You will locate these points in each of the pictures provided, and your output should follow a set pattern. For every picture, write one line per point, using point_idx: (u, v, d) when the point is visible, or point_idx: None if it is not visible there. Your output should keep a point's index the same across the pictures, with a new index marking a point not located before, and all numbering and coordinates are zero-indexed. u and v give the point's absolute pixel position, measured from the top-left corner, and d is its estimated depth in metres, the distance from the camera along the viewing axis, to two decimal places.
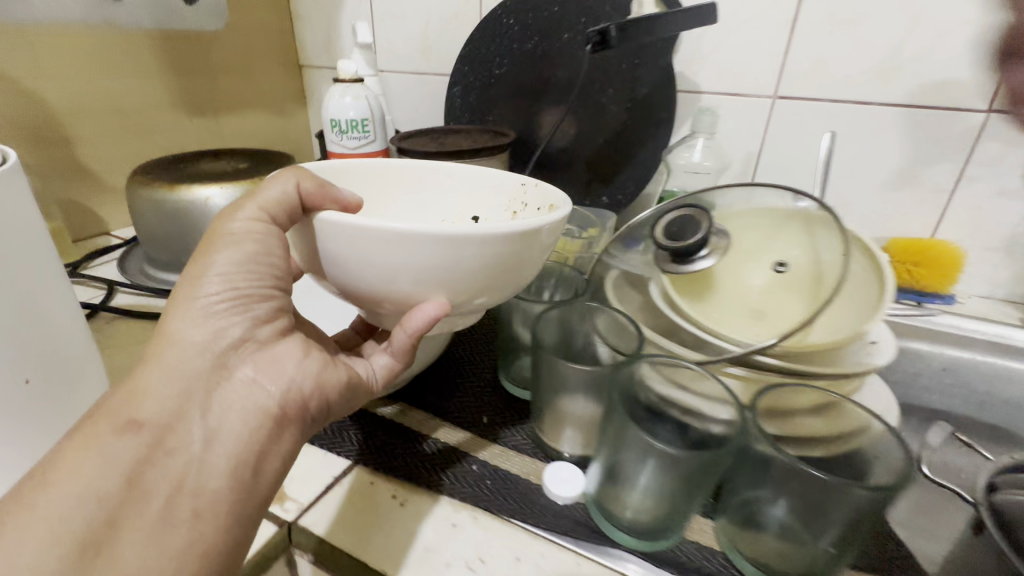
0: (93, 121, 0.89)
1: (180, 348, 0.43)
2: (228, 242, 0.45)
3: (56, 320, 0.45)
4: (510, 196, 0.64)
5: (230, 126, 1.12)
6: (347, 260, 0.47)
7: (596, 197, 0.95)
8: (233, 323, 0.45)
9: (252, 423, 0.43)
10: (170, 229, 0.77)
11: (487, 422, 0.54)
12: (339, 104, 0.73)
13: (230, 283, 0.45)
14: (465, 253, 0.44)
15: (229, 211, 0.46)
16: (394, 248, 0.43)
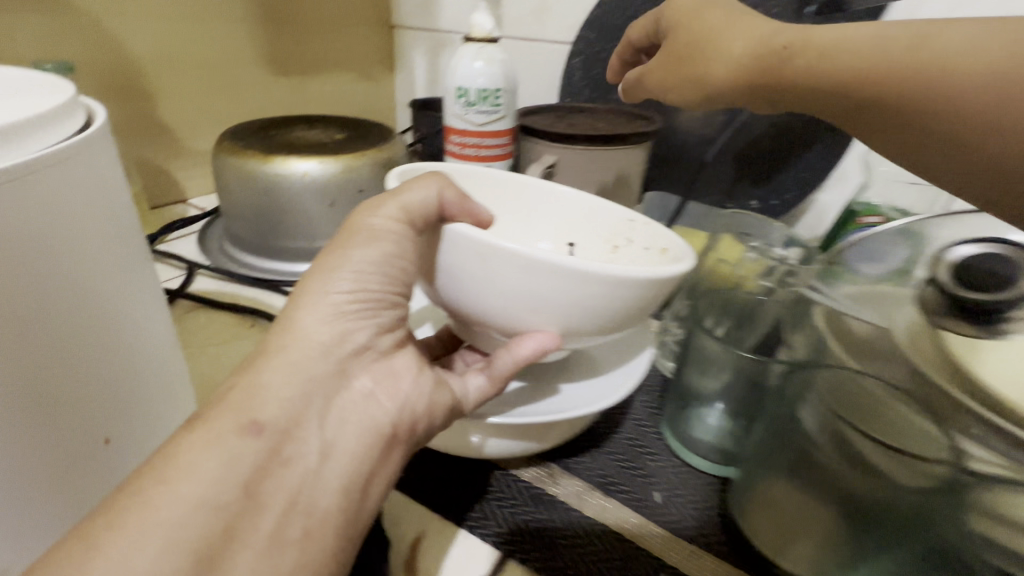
0: (176, 74, 0.80)
1: (299, 346, 0.29)
2: (367, 239, 0.31)
3: (149, 338, 0.33)
4: (610, 224, 0.47)
5: (313, 91, 1.00)
6: (465, 283, 0.35)
7: (742, 199, 0.75)
8: (360, 326, 0.31)
9: (369, 445, 0.30)
10: (258, 208, 0.66)
11: (661, 501, 0.41)
12: (468, 70, 0.62)
13: (364, 288, 0.31)
14: (604, 294, 0.34)
15: (368, 206, 0.33)
16: (520, 280, 0.33)
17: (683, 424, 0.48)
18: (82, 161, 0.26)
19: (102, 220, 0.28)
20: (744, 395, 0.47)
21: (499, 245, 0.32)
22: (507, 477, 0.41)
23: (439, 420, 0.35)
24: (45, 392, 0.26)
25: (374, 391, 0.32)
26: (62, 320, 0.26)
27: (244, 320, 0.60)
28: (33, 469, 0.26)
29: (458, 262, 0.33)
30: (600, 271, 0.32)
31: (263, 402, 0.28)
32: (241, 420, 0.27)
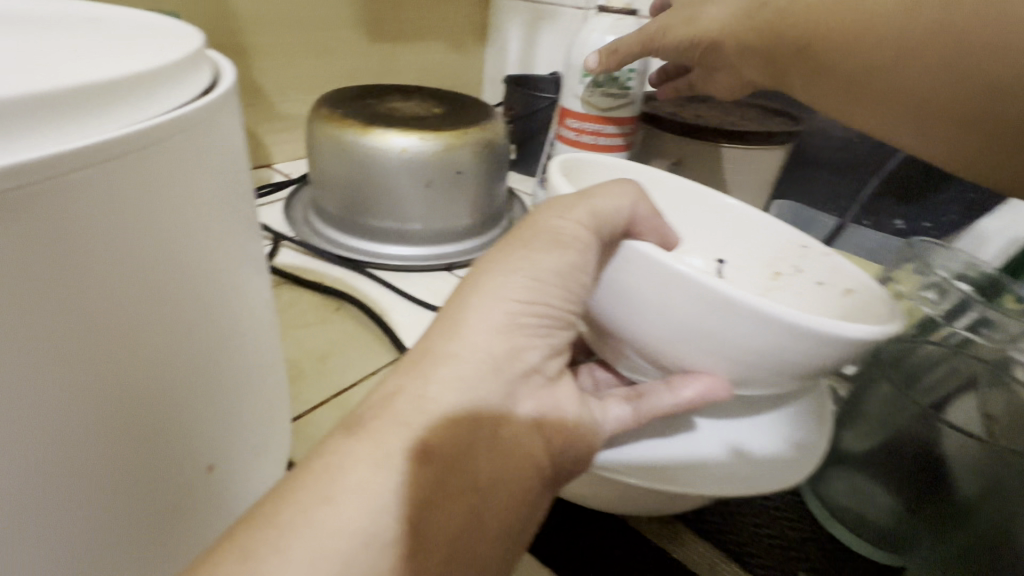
0: (277, 34, 0.76)
1: (471, 356, 0.23)
2: (551, 244, 0.26)
3: (259, 337, 0.27)
4: (776, 244, 0.37)
5: (406, 60, 0.94)
6: (631, 308, 0.28)
7: (884, 216, 0.59)
8: (533, 343, 0.25)
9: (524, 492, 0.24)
10: (351, 180, 0.61)
11: None
12: (600, 45, 0.55)
13: (542, 299, 0.25)
14: (806, 352, 0.25)
15: (552, 206, 0.28)
16: (705, 319, 0.25)
17: (826, 486, 0.40)
18: (212, 127, 0.22)
19: (222, 194, 0.23)
20: (906, 471, 0.38)
21: (683, 271, 0.25)
22: (631, 530, 0.35)
23: (584, 460, 0.27)
24: (145, 397, 0.20)
25: (541, 421, 0.25)
26: (167, 310, 0.20)
27: (331, 302, 0.56)
28: (123, 496, 0.20)
29: (628, 281, 0.27)
30: (810, 323, 0.24)
31: (434, 422, 0.22)
32: (410, 440, 0.21)
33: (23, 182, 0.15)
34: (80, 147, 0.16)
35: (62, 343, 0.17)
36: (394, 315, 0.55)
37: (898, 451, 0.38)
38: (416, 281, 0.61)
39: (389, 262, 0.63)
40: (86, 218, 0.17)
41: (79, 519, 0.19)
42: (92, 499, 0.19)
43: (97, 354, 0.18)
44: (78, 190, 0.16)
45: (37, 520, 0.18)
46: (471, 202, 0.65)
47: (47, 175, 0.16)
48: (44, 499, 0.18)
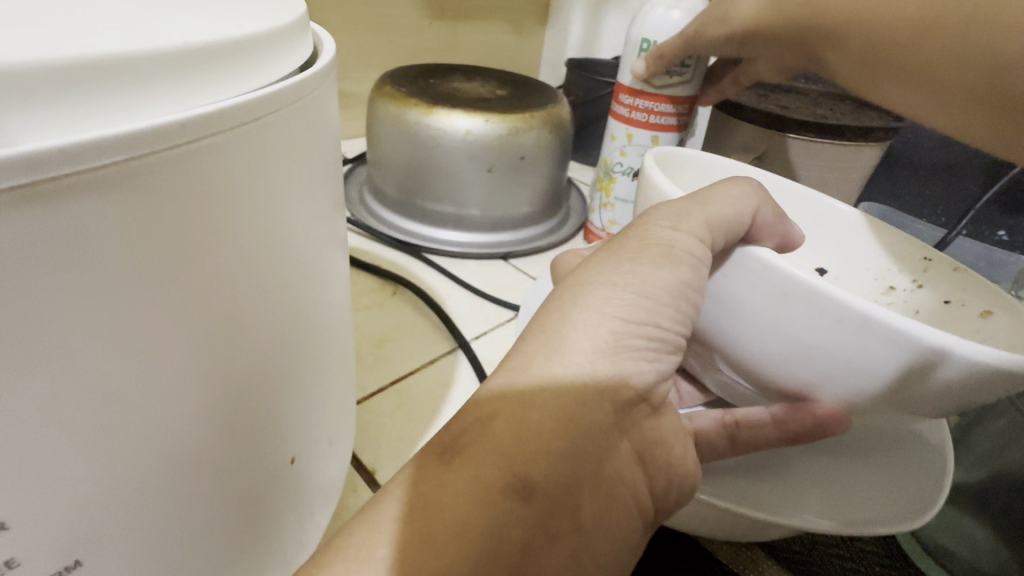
0: (342, 10, 0.74)
1: (572, 381, 0.21)
2: (662, 258, 0.23)
3: (336, 328, 0.26)
4: (896, 254, 0.34)
5: (465, 39, 0.92)
6: (741, 324, 0.25)
7: (986, 227, 0.53)
8: (640, 369, 0.22)
9: (625, 537, 0.22)
10: (411, 161, 0.60)
11: None
12: (661, 21, 0.51)
13: (651, 320, 0.22)
14: (955, 387, 0.21)
15: (664, 211, 0.25)
16: (836, 341, 0.22)
17: None
18: (313, 104, 0.21)
19: (316, 176, 0.22)
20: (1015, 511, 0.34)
21: (806, 282, 0.22)
22: (704, 552, 0.32)
23: (683, 498, 0.24)
24: (243, 382, 0.19)
25: (644, 459, 0.23)
26: (258, 296, 0.19)
27: (387, 286, 0.55)
28: (218, 491, 0.20)
29: (737, 291, 0.25)
30: (979, 354, 0.20)
31: (534, 457, 0.19)
32: (506, 477, 0.19)
33: (148, 150, 0.14)
34: (202, 115, 0.15)
35: (176, 321, 0.16)
36: (450, 305, 0.53)
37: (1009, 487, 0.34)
38: (473, 269, 0.60)
39: (442, 247, 0.61)
40: (203, 192, 0.16)
41: (179, 510, 0.18)
42: (191, 491, 0.19)
43: (197, 339, 0.17)
44: (196, 161, 0.16)
45: (141, 509, 0.17)
46: (532, 190, 0.62)
47: (156, 144, 0.14)
48: (150, 487, 0.17)
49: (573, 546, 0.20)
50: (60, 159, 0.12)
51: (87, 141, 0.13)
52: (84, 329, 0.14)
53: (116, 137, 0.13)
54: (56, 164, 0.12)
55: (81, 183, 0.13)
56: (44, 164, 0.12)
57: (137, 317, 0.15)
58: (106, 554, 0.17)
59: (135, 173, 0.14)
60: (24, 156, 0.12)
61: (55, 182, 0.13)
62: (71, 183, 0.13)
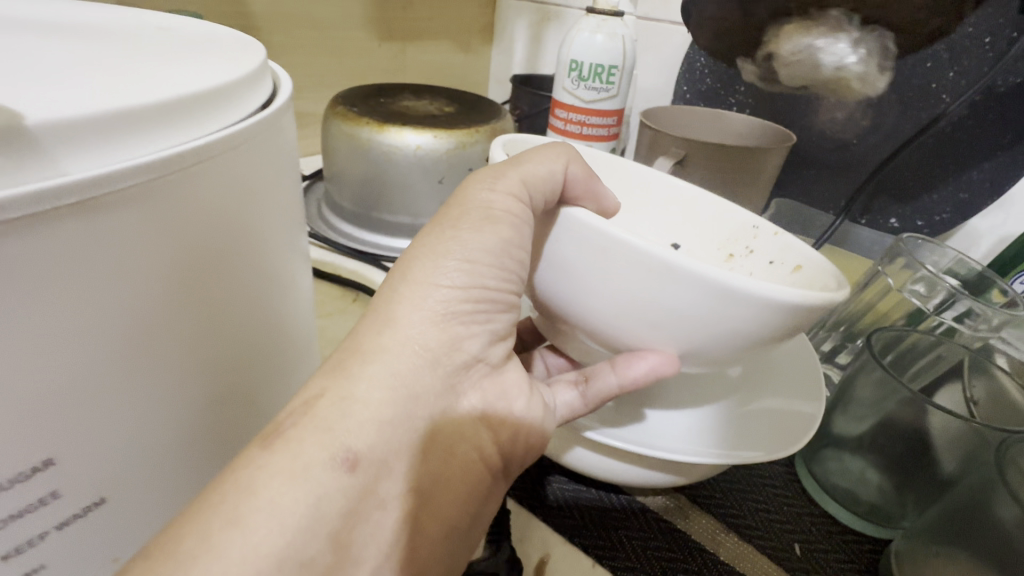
0: (293, 34, 0.77)
1: (401, 351, 0.24)
2: (483, 221, 0.27)
3: (302, 326, 0.29)
4: (735, 227, 0.39)
5: (415, 60, 0.96)
6: (571, 284, 0.28)
7: (879, 215, 0.61)
8: (470, 332, 0.27)
9: (478, 483, 0.27)
10: (367, 178, 0.63)
11: (801, 552, 0.37)
12: (587, 45, 0.57)
13: (476, 282, 0.26)
14: (746, 320, 0.25)
15: (485, 176, 0.28)
16: (645, 288, 0.25)
17: (822, 467, 0.42)
18: (280, 133, 0.24)
19: (280, 190, 0.24)
20: (893, 450, 0.40)
21: (616, 238, 0.25)
22: (633, 506, 0.37)
23: (534, 449, 0.30)
24: (221, 369, 0.22)
25: (487, 417, 0.27)
26: (241, 290, 0.22)
27: (346, 293, 0.59)
28: (190, 467, 0.22)
29: (567, 253, 0.27)
30: (751, 289, 0.24)
31: (359, 427, 0.23)
32: (333, 452, 0.22)
33: (169, 170, 0.17)
34: (200, 145, 0.18)
35: (174, 319, 0.19)
36: None
37: (886, 432, 0.40)
38: None
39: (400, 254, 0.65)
40: (202, 203, 0.19)
41: (162, 480, 0.21)
42: (165, 470, 0.21)
43: (192, 327, 0.20)
44: (201, 177, 0.18)
45: (129, 483, 0.19)
46: None
47: (183, 163, 0.17)
48: (149, 455, 0.20)
49: (411, 498, 0.24)
50: (102, 182, 0.15)
51: (119, 168, 0.15)
52: (110, 324, 0.17)
53: (135, 166, 0.16)
54: (101, 185, 0.15)
55: (115, 200, 0.16)
56: (94, 184, 0.15)
57: (142, 314, 0.18)
58: (80, 529, 0.19)
59: (165, 186, 0.17)
60: (71, 183, 0.14)
61: (98, 199, 0.15)
62: (108, 200, 0.15)
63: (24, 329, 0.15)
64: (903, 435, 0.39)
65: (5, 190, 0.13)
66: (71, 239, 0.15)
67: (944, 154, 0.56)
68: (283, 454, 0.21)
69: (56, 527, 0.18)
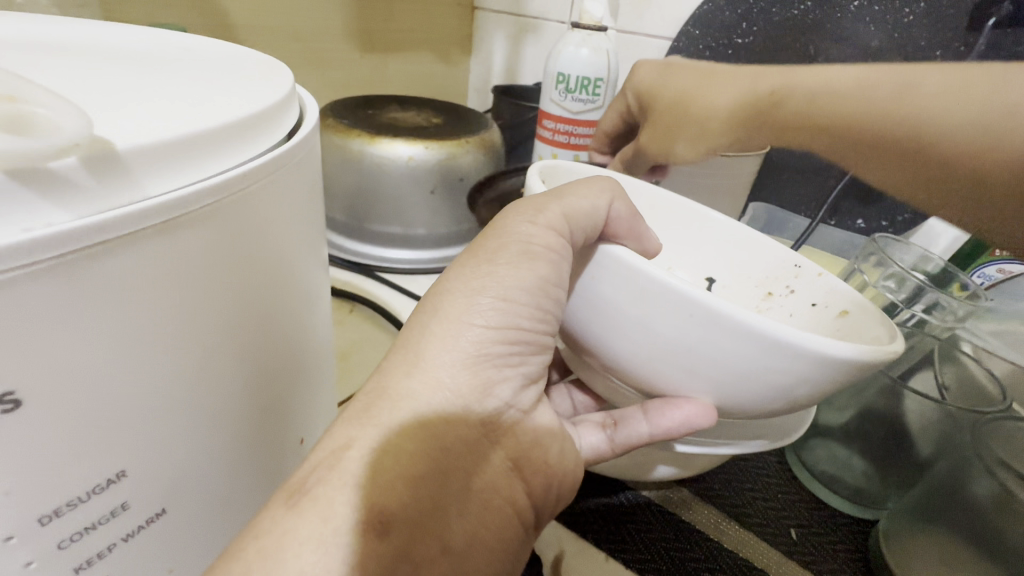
0: (274, 48, 0.77)
1: (433, 396, 0.24)
2: (522, 257, 0.27)
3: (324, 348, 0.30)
4: (772, 268, 0.40)
5: (395, 71, 0.97)
6: (607, 320, 0.29)
7: (847, 217, 0.65)
8: (504, 376, 0.26)
9: (507, 532, 0.26)
10: (358, 190, 0.64)
11: (798, 538, 0.39)
12: (574, 58, 0.59)
13: (510, 323, 0.26)
14: (771, 366, 0.26)
15: (524, 209, 0.29)
16: (683, 331, 0.26)
17: (810, 454, 0.44)
18: (313, 149, 0.25)
19: (309, 208, 0.25)
20: (876, 436, 0.43)
21: (659, 280, 0.26)
22: (638, 500, 0.39)
23: (561, 501, 0.30)
24: (263, 380, 0.23)
25: (520, 468, 0.27)
26: (283, 302, 0.23)
27: (344, 305, 0.60)
28: (231, 481, 0.23)
29: (600, 290, 0.28)
30: (791, 340, 0.24)
31: (390, 485, 0.22)
32: (366, 512, 0.22)
33: (234, 191, 0.18)
34: (252, 167, 0.19)
35: (232, 330, 0.20)
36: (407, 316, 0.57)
37: (874, 423, 0.43)
38: (422, 283, 0.65)
39: (394, 265, 0.66)
40: (258, 222, 0.20)
41: (207, 490, 0.22)
42: (209, 484, 0.22)
43: (245, 340, 0.21)
44: (257, 196, 0.20)
45: (177, 497, 0.20)
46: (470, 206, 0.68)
47: (245, 182, 0.19)
48: (203, 461, 0.21)
49: (446, 560, 0.23)
50: (183, 203, 0.16)
51: (196, 188, 0.17)
52: (180, 334, 0.18)
53: (198, 190, 0.17)
54: (183, 205, 0.16)
55: (191, 220, 0.17)
56: (176, 205, 0.16)
57: (207, 324, 0.19)
58: (123, 550, 0.19)
59: (230, 206, 0.18)
60: (156, 204, 0.15)
61: (178, 219, 0.16)
62: (186, 219, 0.17)
63: (104, 340, 0.16)
64: (898, 435, 0.42)
65: (110, 212, 0.14)
66: (155, 254, 0.16)
67: None
68: (313, 522, 0.21)
69: (121, 539, 0.19)
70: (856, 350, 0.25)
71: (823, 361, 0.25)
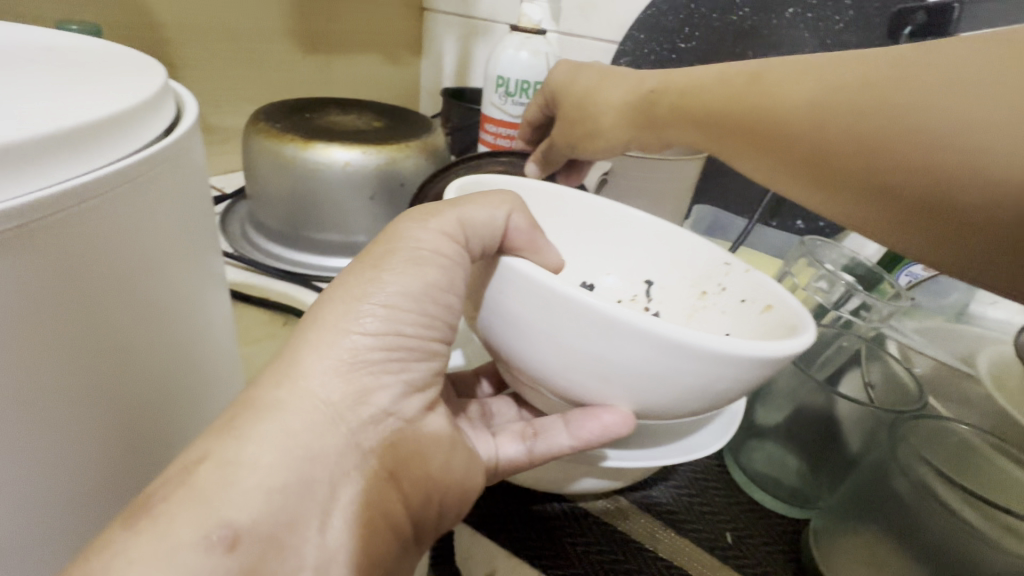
0: (206, 45, 0.73)
1: (299, 406, 0.24)
2: (410, 262, 0.27)
3: (215, 357, 0.30)
4: (704, 266, 0.40)
5: (341, 71, 0.94)
6: (518, 332, 0.28)
7: (788, 218, 0.67)
8: (381, 383, 0.26)
9: (377, 539, 0.26)
10: (293, 197, 0.61)
11: (734, 542, 0.39)
12: (513, 61, 0.58)
13: (393, 328, 0.26)
14: (675, 369, 0.25)
15: (418, 215, 0.29)
16: (587, 339, 0.26)
17: (747, 457, 0.45)
18: (189, 159, 0.24)
19: (186, 219, 0.25)
20: (807, 434, 0.44)
21: (556, 290, 0.25)
22: (577, 511, 0.38)
23: (452, 508, 0.30)
24: (132, 388, 0.23)
25: (397, 477, 0.27)
26: (138, 317, 0.22)
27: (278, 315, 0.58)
28: (81, 498, 0.22)
29: (512, 307, 0.27)
30: (688, 341, 0.24)
31: (243, 500, 0.22)
32: (209, 527, 0.21)
33: (60, 209, 0.18)
34: (99, 178, 0.19)
35: (68, 352, 0.19)
36: None
37: (803, 420, 0.44)
38: None
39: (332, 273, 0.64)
40: (96, 238, 0.20)
41: (76, 500, 0.22)
42: (52, 507, 0.21)
43: (84, 361, 0.20)
44: (93, 214, 0.19)
45: (30, 514, 0.20)
46: None
47: (75, 200, 0.18)
48: (40, 486, 0.20)
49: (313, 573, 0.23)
50: None
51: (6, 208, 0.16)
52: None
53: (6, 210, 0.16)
54: None
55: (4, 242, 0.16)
56: None
57: (36, 347, 0.18)
58: None
59: (56, 225, 0.18)
60: None
61: None
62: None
63: None
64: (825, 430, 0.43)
65: None
66: None
67: None
68: (152, 541, 0.19)
69: None
70: (755, 349, 0.25)
71: (723, 362, 0.25)
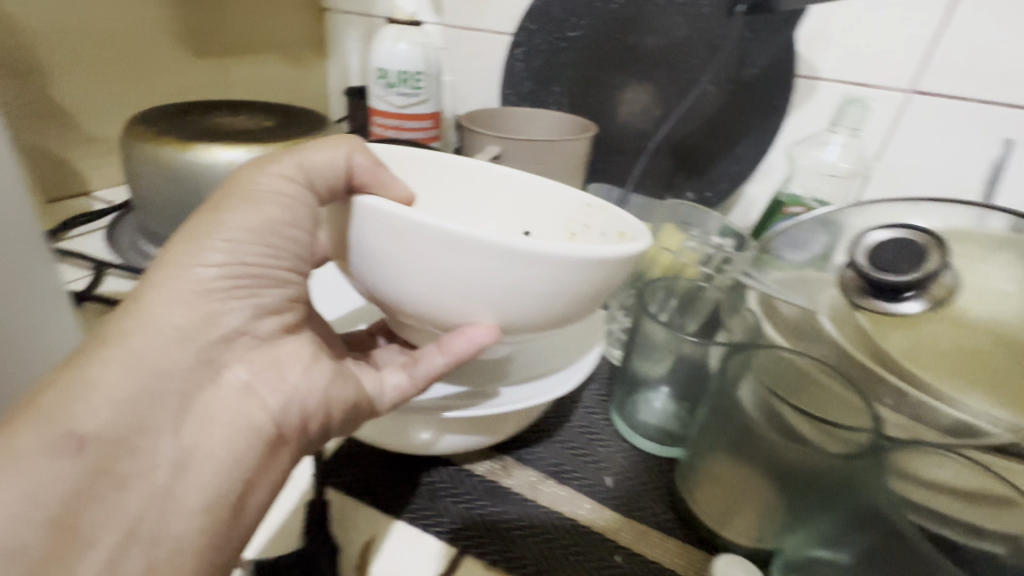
0: (82, 51, 0.69)
1: (144, 332, 0.27)
2: (243, 199, 0.30)
3: (50, 310, 0.31)
4: (572, 212, 0.43)
5: (239, 73, 0.91)
6: (376, 262, 0.31)
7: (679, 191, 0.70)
8: (230, 307, 0.29)
9: (239, 444, 0.28)
10: (178, 200, 0.60)
11: (615, 485, 0.42)
12: (392, 53, 0.59)
13: (237, 259, 0.29)
14: (503, 273, 0.28)
15: (258, 165, 0.31)
16: (426, 257, 0.28)
17: (632, 409, 0.48)
18: None
19: None
20: (682, 369, 0.48)
21: (390, 213, 0.28)
22: (461, 472, 0.41)
23: (317, 433, 0.33)
24: None
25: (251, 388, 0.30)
26: None
27: None
28: None
29: (365, 240, 0.30)
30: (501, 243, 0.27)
31: (85, 414, 0.24)
32: (55, 439, 0.23)
33: None
34: None
35: None
36: None
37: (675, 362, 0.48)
38: None
39: None
40: None
41: None
42: None
43: None
44: None
45: None
46: None
47: None
48: None
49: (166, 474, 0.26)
50: None
51: None
52: None
53: None
54: None
55: None
56: None
57: None
58: None
59: None
60: None
61: None
62: None
63: None
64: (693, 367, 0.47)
65: None
66: None
67: (719, 135, 0.66)
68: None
69: None
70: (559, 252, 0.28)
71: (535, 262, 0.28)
